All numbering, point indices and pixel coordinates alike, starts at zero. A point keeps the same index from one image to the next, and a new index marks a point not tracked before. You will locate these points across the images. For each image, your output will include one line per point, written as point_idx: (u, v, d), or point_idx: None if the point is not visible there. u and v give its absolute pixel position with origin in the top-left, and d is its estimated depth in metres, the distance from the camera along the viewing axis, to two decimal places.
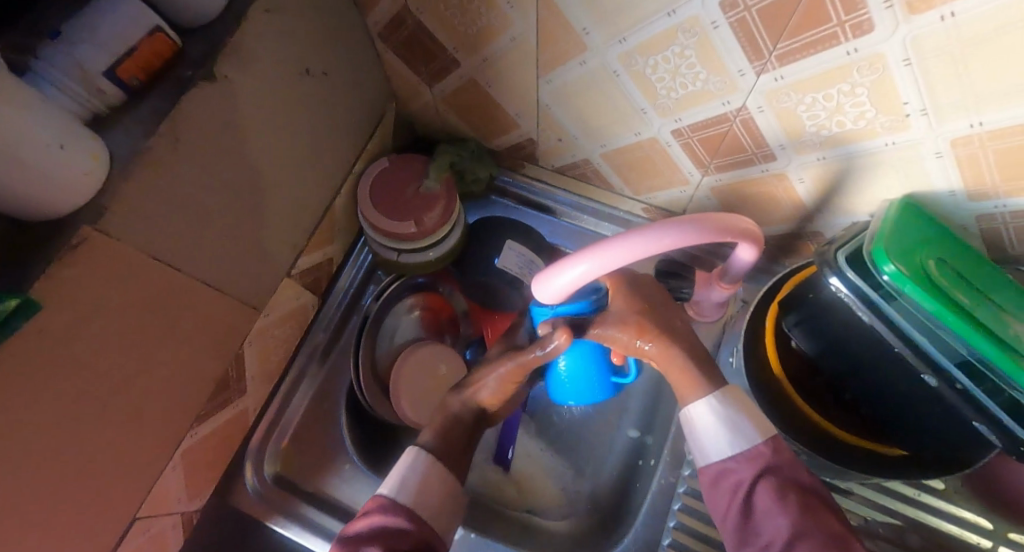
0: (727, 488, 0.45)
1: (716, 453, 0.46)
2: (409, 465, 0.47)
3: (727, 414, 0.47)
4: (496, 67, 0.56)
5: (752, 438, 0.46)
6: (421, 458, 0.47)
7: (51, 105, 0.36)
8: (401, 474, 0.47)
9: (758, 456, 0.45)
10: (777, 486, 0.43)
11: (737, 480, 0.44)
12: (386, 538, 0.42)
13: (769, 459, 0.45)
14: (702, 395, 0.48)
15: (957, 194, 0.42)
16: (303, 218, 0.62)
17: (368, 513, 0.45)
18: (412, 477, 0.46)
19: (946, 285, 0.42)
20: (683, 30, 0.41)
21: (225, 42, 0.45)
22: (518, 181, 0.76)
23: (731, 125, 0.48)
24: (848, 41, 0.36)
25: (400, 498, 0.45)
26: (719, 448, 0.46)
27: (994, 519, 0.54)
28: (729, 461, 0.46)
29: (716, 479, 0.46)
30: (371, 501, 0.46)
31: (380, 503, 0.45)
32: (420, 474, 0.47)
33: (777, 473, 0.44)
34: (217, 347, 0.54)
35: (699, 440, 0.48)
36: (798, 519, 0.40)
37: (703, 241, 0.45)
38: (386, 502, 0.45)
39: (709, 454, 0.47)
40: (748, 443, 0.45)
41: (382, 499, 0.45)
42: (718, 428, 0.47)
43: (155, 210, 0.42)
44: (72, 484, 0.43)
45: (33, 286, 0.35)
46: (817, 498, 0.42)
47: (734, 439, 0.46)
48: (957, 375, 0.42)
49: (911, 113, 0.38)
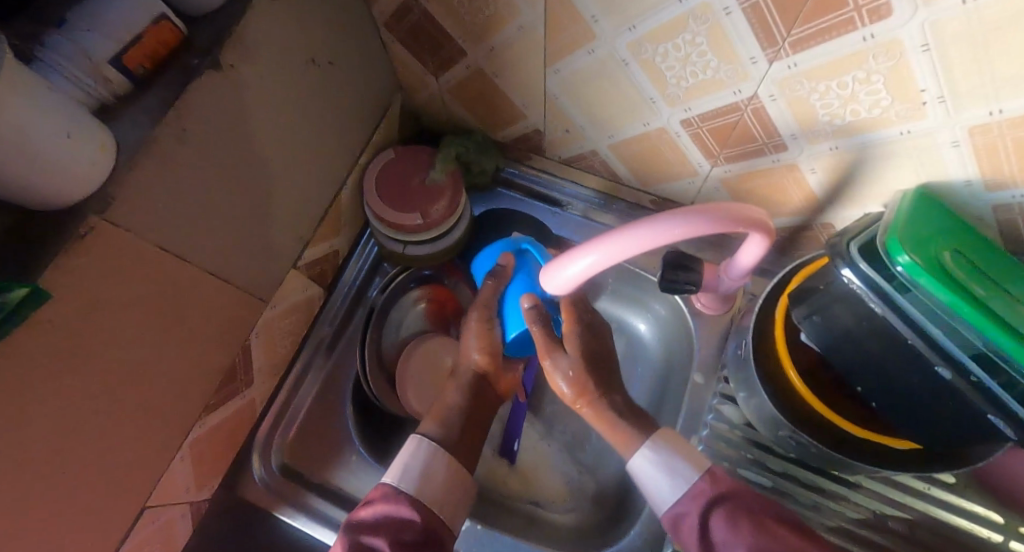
0: (685, 532, 0.48)
1: (665, 500, 0.50)
2: (410, 455, 0.51)
3: (660, 459, 0.51)
4: (503, 56, 0.56)
5: (688, 476, 0.49)
6: (423, 448, 0.51)
7: (57, 93, 0.36)
8: (402, 465, 0.50)
9: (701, 492, 0.48)
10: (727, 515, 0.46)
11: (691, 523, 0.47)
12: (391, 526, 0.46)
13: (709, 492, 0.48)
14: (637, 447, 0.52)
15: (973, 184, 0.42)
16: (309, 210, 0.61)
17: (372, 502, 0.48)
18: (413, 465, 0.50)
19: (961, 277, 0.41)
20: (694, 17, 0.40)
21: (231, 31, 0.44)
22: (524, 173, 0.75)
23: (741, 114, 0.48)
24: (865, 26, 0.35)
25: (401, 486, 0.49)
26: (666, 495, 0.50)
27: (1004, 513, 0.54)
28: (678, 505, 0.49)
29: (675, 527, 0.49)
30: (376, 491, 0.49)
31: (383, 493, 0.49)
32: (420, 463, 0.50)
33: (724, 503, 0.47)
34: (225, 339, 0.54)
35: (648, 490, 0.51)
36: (753, 540, 0.43)
37: (714, 232, 0.45)
38: (388, 491, 0.49)
39: (661, 503, 0.50)
40: (686, 483, 0.49)
41: (385, 489, 0.49)
42: (656, 473, 0.50)
43: (161, 201, 0.42)
44: (81, 474, 0.43)
45: (41, 275, 0.35)
46: (767, 514, 0.45)
47: (674, 481, 0.50)
48: (972, 368, 0.41)
49: (928, 100, 0.38)
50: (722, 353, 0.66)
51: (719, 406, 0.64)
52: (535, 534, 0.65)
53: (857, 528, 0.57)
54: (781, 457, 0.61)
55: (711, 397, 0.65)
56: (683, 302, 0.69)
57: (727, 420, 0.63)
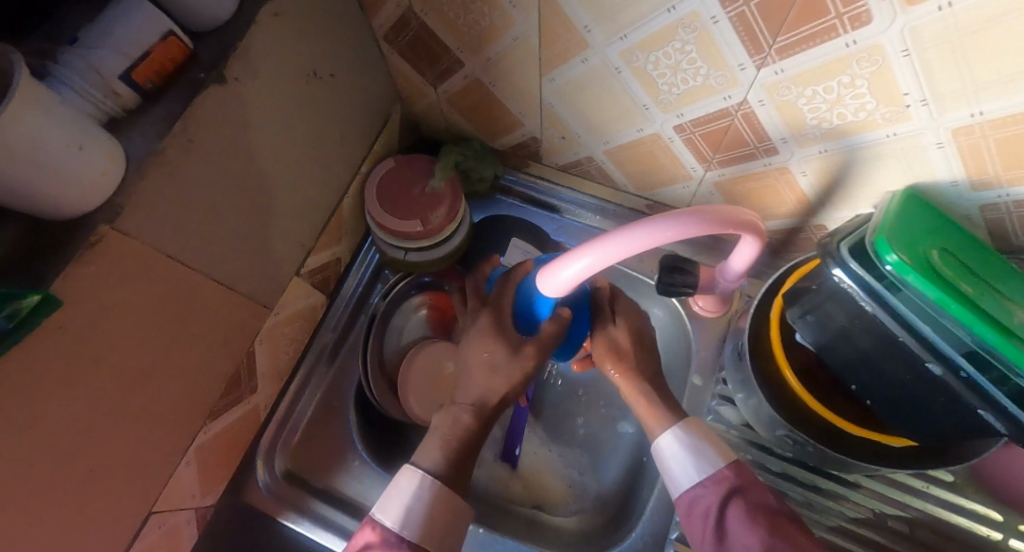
0: (699, 515, 0.49)
1: (685, 480, 0.51)
2: (415, 496, 0.49)
3: (689, 443, 0.52)
4: (499, 66, 0.57)
5: (715, 462, 0.51)
6: (427, 487, 0.49)
7: (69, 107, 0.37)
8: (406, 505, 0.49)
9: (723, 479, 0.50)
10: (744, 508, 0.47)
11: (707, 506, 0.49)
12: None
13: (732, 481, 0.50)
14: (667, 428, 0.53)
15: (960, 185, 0.43)
16: (311, 218, 0.63)
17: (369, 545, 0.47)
18: (417, 506, 0.49)
19: (948, 274, 0.42)
20: (683, 26, 0.42)
21: (234, 45, 0.45)
22: (523, 180, 0.76)
23: (732, 119, 0.49)
24: (848, 32, 0.36)
25: (406, 534, 0.48)
26: (686, 476, 0.51)
27: (1004, 511, 0.54)
28: (697, 488, 0.50)
29: (689, 507, 0.50)
30: (375, 533, 0.48)
31: (384, 537, 0.48)
32: (424, 507, 0.49)
33: (741, 495, 0.49)
34: (229, 346, 0.55)
35: (669, 470, 0.52)
36: (768, 535, 0.44)
37: (707, 233, 0.46)
38: (390, 535, 0.48)
39: (680, 482, 0.51)
40: (711, 468, 0.51)
41: (386, 533, 0.48)
42: (683, 457, 0.52)
43: (169, 210, 0.43)
44: (90, 479, 0.44)
45: (53, 283, 0.36)
46: (784, 517, 0.47)
47: (698, 465, 0.51)
48: (961, 362, 0.42)
49: (911, 103, 0.39)
50: (720, 355, 0.67)
51: (717, 408, 0.65)
52: (535, 537, 0.66)
53: (856, 526, 0.59)
54: (779, 457, 0.61)
55: (710, 398, 0.66)
56: (680, 305, 0.69)
57: (725, 420, 0.64)
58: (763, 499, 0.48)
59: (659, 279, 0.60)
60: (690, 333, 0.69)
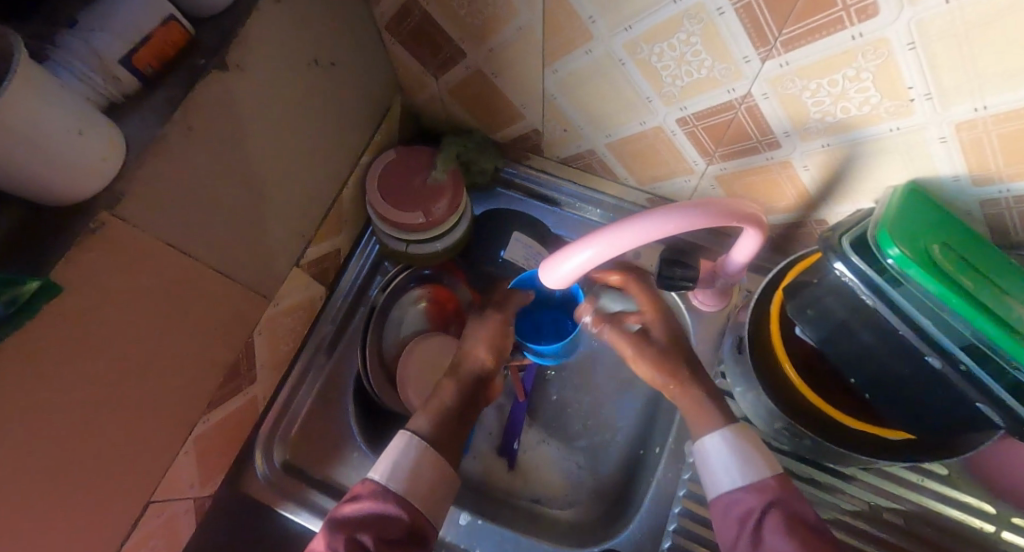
0: (736, 516, 0.49)
1: (727, 483, 0.51)
2: (401, 452, 0.50)
3: (737, 449, 0.52)
4: (502, 57, 0.57)
5: (761, 471, 0.51)
6: (414, 447, 0.51)
7: (68, 90, 0.36)
8: (391, 461, 0.50)
9: (766, 487, 0.49)
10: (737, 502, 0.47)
11: (747, 509, 0.49)
12: (377, 526, 0.46)
13: (775, 491, 0.49)
14: (716, 428, 0.53)
15: (961, 179, 0.43)
16: (311, 208, 0.62)
17: (359, 497, 0.49)
18: (404, 462, 0.50)
19: (950, 269, 0.42)
20: (689, 16, 0.41)
21: (235, 31, 0.45)
22: (523, 173, 0.76)
23: (736, 112, 0.49)
24: (854, 25, 0.36)
25: (389, 485, 0.49)
26: (729, 478, 0.51)
27: (996, 503, 0.55)
28: (738, 492, 0.50)
29: (725, 509, 0.50)
30: (364, 486, 0.49)
31: (371, 489, 0.49)
32: (411, 461, 0.50)
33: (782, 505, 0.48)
34: (229, 336, 0.54)
35: (711, 470, 0.52)
36: None
37: (710, 226, 0.46)
38: (377, 488, 0.49)
39: (720, 484, 0.51)
40: (757, 476, 0.50)
41: (373, 485, 0.49)
42: (728, 461, 0.52)
43: (168, 199, 0.43)
44: (88, 467, 0.43)
45: (53, 268, 0.36)
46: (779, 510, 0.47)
47: (744, 471, 0.51)
48: (959, 355, 0.43)
49: (916, 97, 0.39)
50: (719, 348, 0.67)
51: None
52: (534, 529, 0.66)
53: (852, 519, 0.58)
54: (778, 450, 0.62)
55: None
56: (679, 298, 0.69)
57: None
58: (803, 511, 0.48)
59: (660, 271, 0.60)
60: (689, 327, 0.69)
